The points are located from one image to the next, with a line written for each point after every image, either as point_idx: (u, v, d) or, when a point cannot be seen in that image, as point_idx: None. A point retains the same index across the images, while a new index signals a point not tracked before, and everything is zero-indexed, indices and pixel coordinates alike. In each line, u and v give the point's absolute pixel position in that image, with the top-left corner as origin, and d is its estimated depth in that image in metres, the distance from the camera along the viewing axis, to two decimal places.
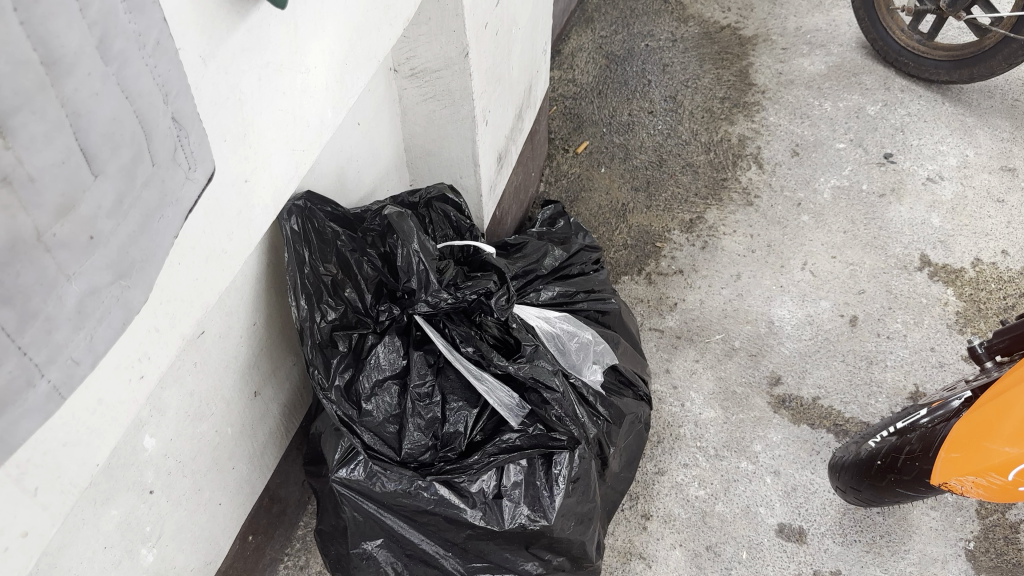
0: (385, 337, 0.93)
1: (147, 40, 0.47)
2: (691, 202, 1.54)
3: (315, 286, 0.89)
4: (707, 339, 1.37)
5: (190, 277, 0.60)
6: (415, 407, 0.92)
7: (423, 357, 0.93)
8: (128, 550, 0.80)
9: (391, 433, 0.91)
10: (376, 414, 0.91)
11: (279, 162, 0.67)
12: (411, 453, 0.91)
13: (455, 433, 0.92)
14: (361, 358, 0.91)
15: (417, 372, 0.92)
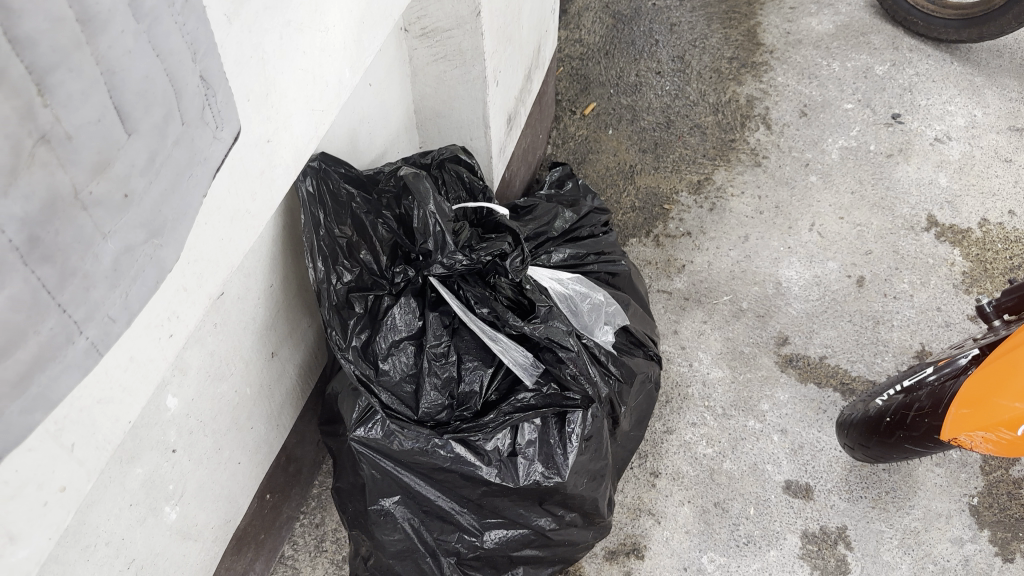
0: (401, 299, 0.92)
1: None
2: (699, 163, 1.54)
3: (330, 248, 0.89)
4: (715, 300, 1.38)
5: (215, 237, 0.60)
6: (432, 367, 0.92)
7: (439, 318, 0.93)
8: (152, 508, 0.82)
9: (408, 392, 0.91)
10: (394, 374, 0.91)
11: (300, 122, 0.67)
12: (428, 412, 0.91)
13: (471, 393, 0.93)
14: (378, 319, 0.91)
15: (433, 333, 0.92)
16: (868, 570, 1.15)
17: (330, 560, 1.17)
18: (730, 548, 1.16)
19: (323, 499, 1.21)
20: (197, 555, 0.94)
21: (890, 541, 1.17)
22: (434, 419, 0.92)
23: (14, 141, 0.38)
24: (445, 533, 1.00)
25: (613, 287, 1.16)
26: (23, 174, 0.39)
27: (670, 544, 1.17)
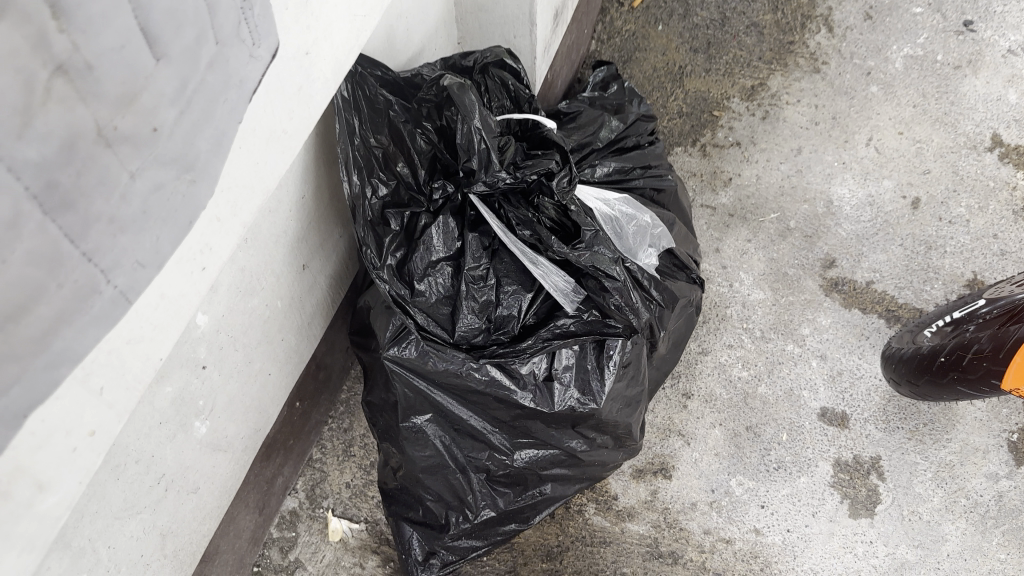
0: (439, 217, 0.87)
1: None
2: (753, 66, 1.44)
3: (365, 159, 0.85)
4: (761, 218, 1.32)
5: (250, 162, 0.55)
6: (470, 290, 0.87)
7: (478, 239, 0.88)
8: (183, 424, 0.80)
9: (444, 315, 0.88)
10: (431, 296, 0.87)
11: (341, 31, 0.61)
12: (464, 335, 0.88)
13: (509, 317, 0.89)
14: (414, 237, 0.87)
15: (472, 255, 0.87)
16: (898, 501, 1.14)
17: (358, 465, 1.17)
18: (759, 473, 1.16)
19: (351, 404, 1.20)
20: (228, 465, 0.93)
21: (923, 474, 1.16)
22: (470, 343, 0.88)
23: (27, 75, 0.33)
24: (476, 451, 0.99)
25: (657, 204, 1.11)
26: (39, 113, 0.34)
27: (699, 466, 1.16)
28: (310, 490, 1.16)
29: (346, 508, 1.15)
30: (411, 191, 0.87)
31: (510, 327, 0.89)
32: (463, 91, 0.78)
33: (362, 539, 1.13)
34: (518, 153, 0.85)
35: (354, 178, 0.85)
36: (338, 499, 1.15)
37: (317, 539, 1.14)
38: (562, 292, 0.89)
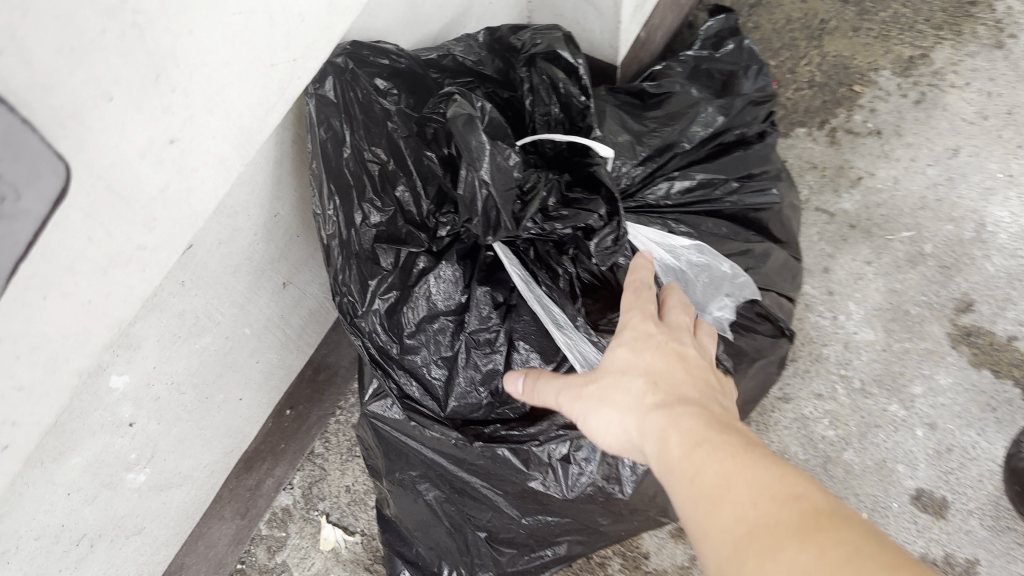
0: (442, 261, 0.67)
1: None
2: (917, 30, 1.13)
3: (354, 178, 0.66)
4: (890, 235, 1.05)
5: (72, 303, 0.37)
6: (472, 356, 0.68)
7: (490, 293, 0.68)
8: (106, 483, 0.67)
9: (439, 381, 0.69)
10: (423, 356, 0.68)
11: (250, 90, 0.40)
12: (459, 409, 0.69)
13: (521, 391, 0.69)
14: (408, 283, 0.67)
15: (478, 314, 0.68)
16: None
17: (361, 469, 1.03)
18: None
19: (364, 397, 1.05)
20: (187, 495, 0.81)
21: None
22: (467, 418, 0.70)
23: None
24: (479, 512, 0.82)
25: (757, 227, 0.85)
26: None
27: None
28: (307, 489, 1.04)
29: (341, 515, 1.02)
30: (412, 222, 0.67)
31: (520, 403, 0.70)
32: (471, 129, 0.58)
33: (355, 553, 1.00)
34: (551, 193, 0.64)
35: (338, 202, 0.66)
36: (334, 504, 1.03)
37: (307, 544, 1.02)
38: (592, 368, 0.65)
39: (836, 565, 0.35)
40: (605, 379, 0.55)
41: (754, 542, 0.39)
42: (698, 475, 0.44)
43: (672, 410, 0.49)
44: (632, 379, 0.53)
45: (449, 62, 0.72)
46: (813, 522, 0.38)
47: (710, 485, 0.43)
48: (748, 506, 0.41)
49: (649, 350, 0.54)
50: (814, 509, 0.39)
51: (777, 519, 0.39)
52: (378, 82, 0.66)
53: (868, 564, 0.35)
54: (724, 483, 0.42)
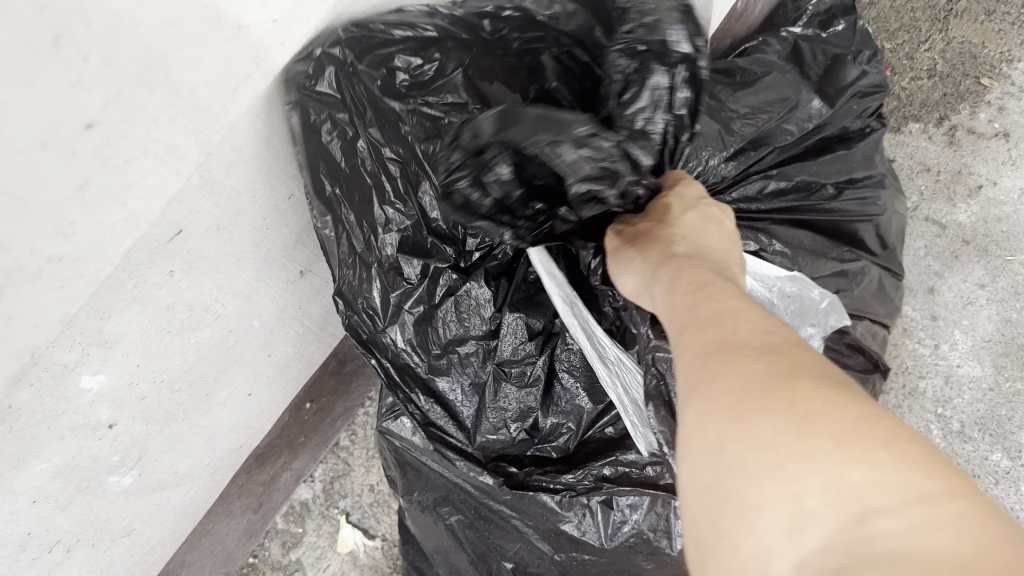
0: (473, 279, 0.58)
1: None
2: None
3: (372, 177, 0.55)
4: (1009, 255, 0.91)
5: None
6: (503, 389, 0.61)
7: (525, 320, 0.59)
8: (83, 486, 0.59)
9: (463, 414, 0.62)
10: (451, 383, 0.61)
11: None
12: (490, 441, 0.62)
13: (562, 430, 0.62)
14: (433, 304, 0.58)
15: (514, 344, 0.59)
16: None
17: None
18: None
19: None
20: (187, 494, 0.73)
21: None
22: (497, 454, 0.63)
23: None
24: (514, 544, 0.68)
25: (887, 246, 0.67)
26: None
27: None
28: (329, 484, 0.96)
29: (363, 516, 0.95)
30: (439, 231, 0.57)
31: (559, 442, 0.63)
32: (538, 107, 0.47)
33: (373, 559, 0.94)
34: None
35: (351, 208, 0.56)
36: (356, 503, 0.95)
37: (324, 543, 0.95)
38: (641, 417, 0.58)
39: (775, 373, 0.29)
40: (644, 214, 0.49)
41: (701, 342, 0.34)
42: (678, 291, 0.39)
43: (684, 250, 0.43)
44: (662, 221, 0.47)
45: (516, 19, 0.58)
46: (775, 333, 0.32)
47: (683, 299, 0.38)
48: (720, 323, 0.34)
49: (692, 208, 0.47)
50: (781, 334, 0.32)
51: (732, 325, 0.33)
52: (398, 58, 0.53)
53: (810, 375, 0.29)
54: (696, 293, 0.37)
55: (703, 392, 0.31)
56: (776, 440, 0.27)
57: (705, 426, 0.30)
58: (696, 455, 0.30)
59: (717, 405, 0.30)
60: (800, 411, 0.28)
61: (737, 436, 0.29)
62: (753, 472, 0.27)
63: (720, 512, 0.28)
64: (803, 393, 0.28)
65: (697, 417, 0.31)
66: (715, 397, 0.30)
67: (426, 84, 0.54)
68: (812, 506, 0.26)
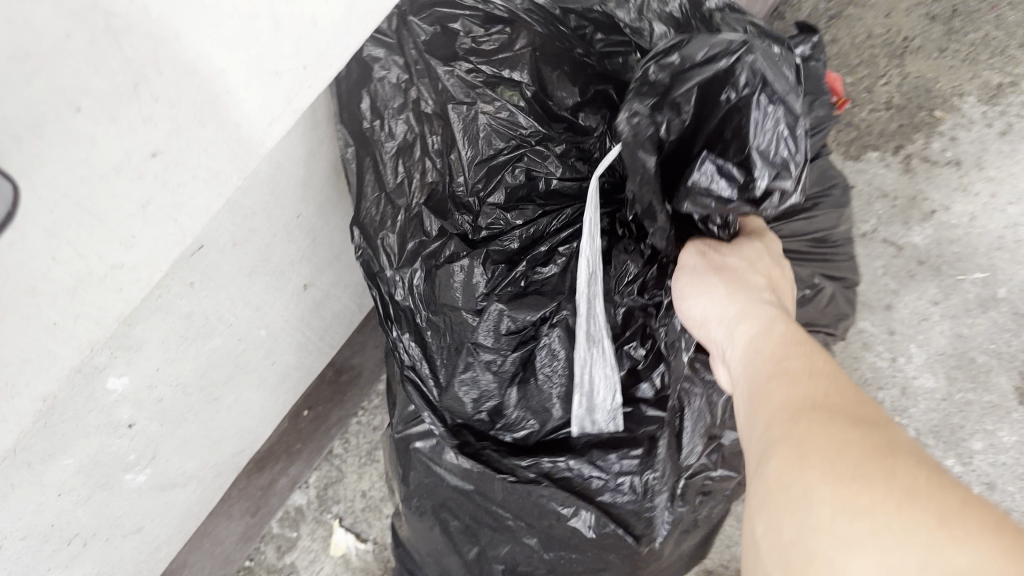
0: (474, 258, 0.63)
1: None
2: (1009, 54, 1.04)
3: (414, 134, 0.65)
4: (961, 275, 0.98)
5: (31, 325, 0.33)
6: (477, 369, 0.63)
7: (507, 315, 0.62)
8: (103, 482, 0.64)
9: (434, 375, 0.64)
10: (435, 342, 0.64)
11: (245, 102, 0.36)
12: (455, 410, 0.64)
13: (527, 423, 0.65)
14: (437, 264, 0.63)
15: (499, 332, 0.62)
16: None
17: (378, 474, 1.00)
18: None
19: None
20: (193, 494, 0.78)
21: None
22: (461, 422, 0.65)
23: None
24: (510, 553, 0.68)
25: (843, 265, 0.74)
26: None
27: None
28: (322, 490, 1.01)
29: (355, 521, 1.00)
30: (456, 193, 0.66)
31: (520, 433, 0.65)
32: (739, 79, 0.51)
33: (365, 561, 0.99)
34: (645, 145, 0.51)
35: (390, 150, 0.65)
36: (349, 508, 1.00)
37: (318, 547, 0.99)
38: (588, 399, 0.62)
39: (877, 461, 0.37)
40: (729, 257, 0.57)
41: (806, 415, 0.42)
42: (775, 361, 0.47)
43: (775, 318, 0.51)
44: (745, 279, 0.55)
45: (598, 16, 0.62)
46: (871, 423, 0.40)
47: (782, 372, 0.46)
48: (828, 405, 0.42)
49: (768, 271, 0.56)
50: (876, 423, 0.40)
51: (838, 410, 0.41)
52: (459, 23, 0.64)
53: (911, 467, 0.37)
54: (801, 376, 0.45)
55: (805, 458, 0.39)
56: (868, 513, 0.35)
57: (806, 486, 0.38)
58: (790, 512, 0.38)
59: (821, 474, 0.38)
60: (898, 502, 0.35)
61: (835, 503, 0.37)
62: (848, 539, 0.35)
63: (810, 563, 0.36)
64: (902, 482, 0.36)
65: (801, 478, 0.39)
66: (820, 468, 0.38)
67: (490, 55, 0.65)
68: None
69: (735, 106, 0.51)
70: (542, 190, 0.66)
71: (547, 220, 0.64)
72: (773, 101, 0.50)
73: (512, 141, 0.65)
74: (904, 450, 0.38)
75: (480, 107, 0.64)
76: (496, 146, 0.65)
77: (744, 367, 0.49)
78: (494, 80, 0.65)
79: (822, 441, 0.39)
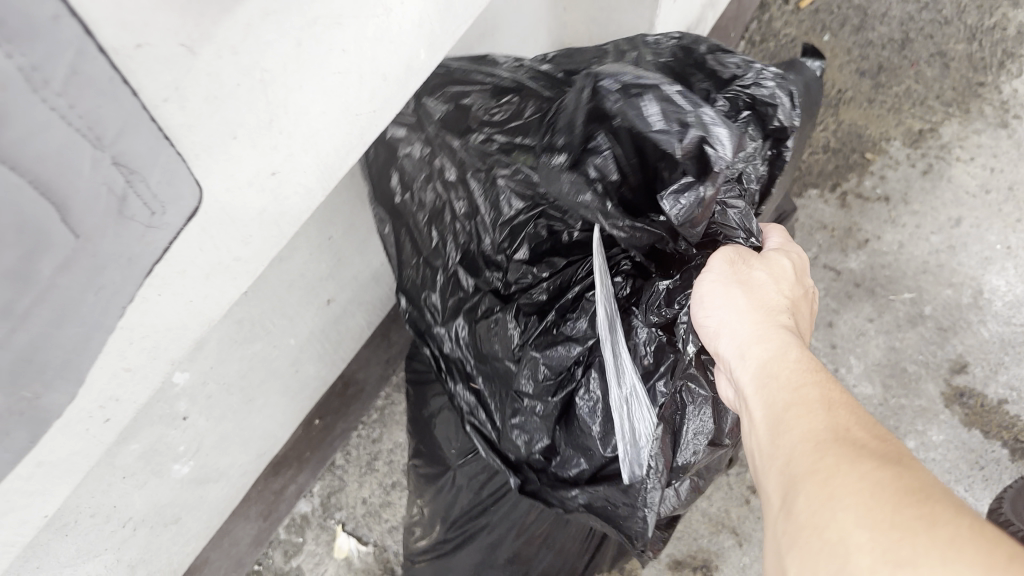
0: (507, 311, 0.72)
1: (33, 59, 0.28)
2: (927, 105, 1.19)
3: (443, 200, 0.75)
4: (892, 295, 1.12)
5: (180, 302, 0.44)
6: (520, 413, 0.72)
7: (542, 364, 0.70)
8: (156, 470, 0.73)
9: (487, 418, 0.77)
10: (485, 387, 0.76)
11: (333, 135, 0.48)
12: (509, 447, 0.75)
13: (577, 463, 0.72)
14: (474, 320, 0.75)
15: (535, 382, 0.70)
16: None
17: (378, 482, 1.10)
18: None
19: (385, 414, 1.12)
20: (222, 490, 0.87)
21: None
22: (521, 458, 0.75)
23: None
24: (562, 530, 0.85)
25: None
26: None
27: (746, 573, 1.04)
28: (326, 498, 1.10)
29: (357, 525, 1.09)
30: (486, 251, 0.74)
31: (574, 469, 0.72)
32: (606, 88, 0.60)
33: (366, 563, 1.07)
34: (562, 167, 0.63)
35: (428, 218, 0.76)
36: (350, 514, 1.09)
37: (322, 551, 1.08)
38: (633, 442, 0.66)
39: (908, 494, 0.37)
40: (752, 284, 0.59)
41: (832, 450, 0.42)
42: (792, 392, 0.48)
43: (791, 347, 0.53)
44: (765, 309, 0.57)
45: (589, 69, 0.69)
46: (894, 459, 0.41)
47: (803, 405, 0.47)
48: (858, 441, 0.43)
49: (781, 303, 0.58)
50: (903, 461, 0.41)
51: (869, 446, 0.42)
52: (470, 99, 0.71)
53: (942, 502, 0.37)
54: (827, 407, 0.46)
55: (836, 498, 0.39)
56: (913, 560, 0.34)
57: (842, 529, 0.38)
58: (828, 556, 0.38)
59: (856, 514, 0.38)
60: (940, 542, 0.35)
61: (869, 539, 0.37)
62: None
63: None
64: (938, 516, 0.36)
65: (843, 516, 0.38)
66: (854, 508, 0.38)
67: (501, 125, 0.70)
68: None
69: (624, 113, 0.60)
70: (565, 242, 0.73)
71: (572, 269, 0.73)
72: (638, 96, 0.59)
73: (530, 202, 0.71)
74: (936, 489, 0.38)
75: (499, 171, 0.70)
76: (516, 206, 0.71)
77: (765, 393, 0.50)
78: (508, 146, 0.70)
79: (858, 475, 0.40)
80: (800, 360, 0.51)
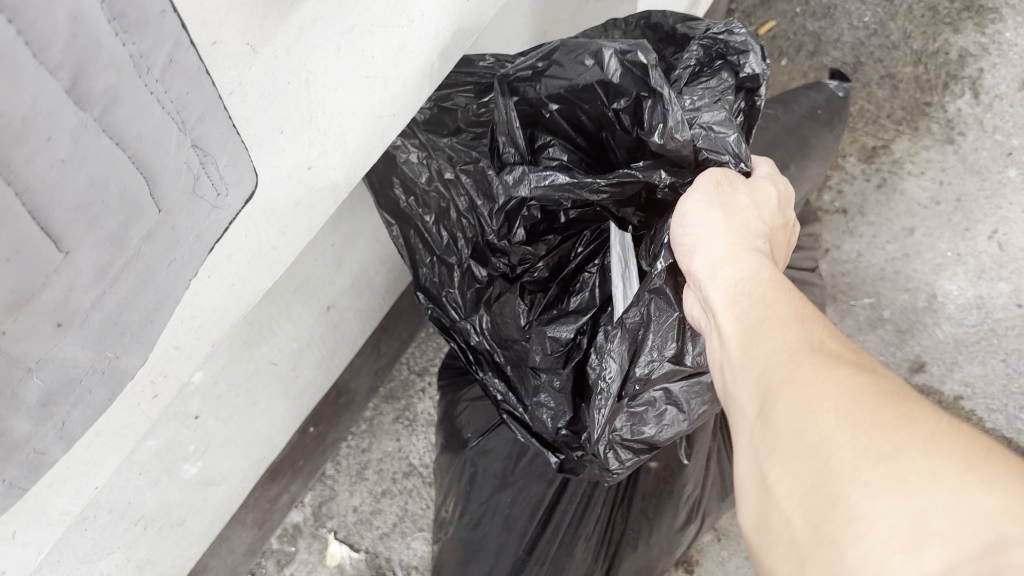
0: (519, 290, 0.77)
1: (143, 46, 0.32)
2: (880, 123, 1.28)
3: (444, 199, 0.78)
4: (853, 301, 1.19)
5: (224, 286, 0.48)
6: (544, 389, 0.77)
7: (550, 336, 0.75)
8: (167, 468, 0.76)
9: (520, 404, 0.80)
10: (512, 370, 0.80)
11: (359, 136, 0.53)
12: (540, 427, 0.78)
13: None
14: (491, 307, 0.80)
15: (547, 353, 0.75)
16: None
17: (368, 490, 1.13)
18: None
19: (374, 424, 1.15)
20: (223, 494, 0.90)
21: None
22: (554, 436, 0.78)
23: None
24: (580, 527, 0.86)
25: None
26: None
27: (724, 567, 1.09)
28: (317, 507, 1.12)
29: (348, 533, 1.11)
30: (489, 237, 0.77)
31: None
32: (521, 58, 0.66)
33: (358, 570, 1.10)
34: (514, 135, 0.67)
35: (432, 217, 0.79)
36: (342, 522, 1.12)
37: (314, 559, 1.10)
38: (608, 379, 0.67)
39: (888, 396, 0.37)
40: (728, 206, 0.56)
41: (808, 357, 0.41)
42: (764, 305, 0.47)
43: (764, 265, 0.51)
44: (739, 227, 0.55)
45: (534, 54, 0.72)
46: (868, 367, 0.40)
47: (773, 317, 0.46)
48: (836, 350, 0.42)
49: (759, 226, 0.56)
50: (876, 368, 0.40)
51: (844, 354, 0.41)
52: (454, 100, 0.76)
53: (919, 401, 0.37)
54: (799, 318, 0.45)
55: (815, 402, 0.38)
56: (895, 458, 0.34)
57: (821, 431, 0.37)
58: (805, 459, 0.37)
59: (836, 416, 0.37)
60: (925, 438, 0.35)
61: (852, 437, 0.36)
62: (872, 482, 0.34)
63: (834, 511, 0.35)
64: (921, 416, 0.36)
65: (828, 416, 0.37)
66: (833, 410, 0.37)
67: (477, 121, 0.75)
68: (935, 523, 0.32)
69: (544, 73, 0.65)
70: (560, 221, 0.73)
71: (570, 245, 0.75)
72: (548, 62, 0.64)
73: None
74: (913, 394, 0.38)
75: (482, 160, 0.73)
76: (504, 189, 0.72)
77: (735, 309, 0.49)
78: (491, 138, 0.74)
79: (839, 377, 0.39)
80: (767, 275, 0.50)
